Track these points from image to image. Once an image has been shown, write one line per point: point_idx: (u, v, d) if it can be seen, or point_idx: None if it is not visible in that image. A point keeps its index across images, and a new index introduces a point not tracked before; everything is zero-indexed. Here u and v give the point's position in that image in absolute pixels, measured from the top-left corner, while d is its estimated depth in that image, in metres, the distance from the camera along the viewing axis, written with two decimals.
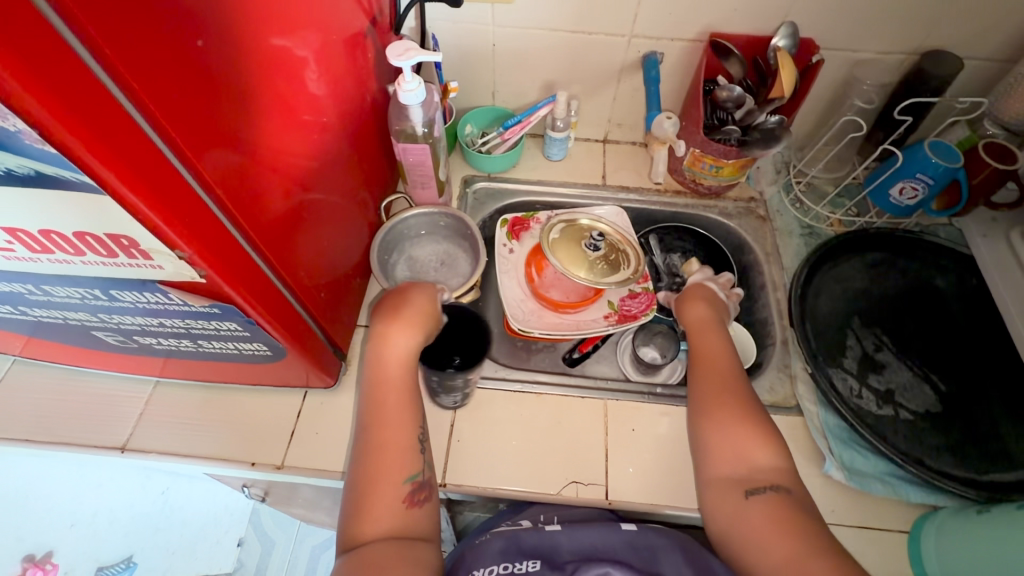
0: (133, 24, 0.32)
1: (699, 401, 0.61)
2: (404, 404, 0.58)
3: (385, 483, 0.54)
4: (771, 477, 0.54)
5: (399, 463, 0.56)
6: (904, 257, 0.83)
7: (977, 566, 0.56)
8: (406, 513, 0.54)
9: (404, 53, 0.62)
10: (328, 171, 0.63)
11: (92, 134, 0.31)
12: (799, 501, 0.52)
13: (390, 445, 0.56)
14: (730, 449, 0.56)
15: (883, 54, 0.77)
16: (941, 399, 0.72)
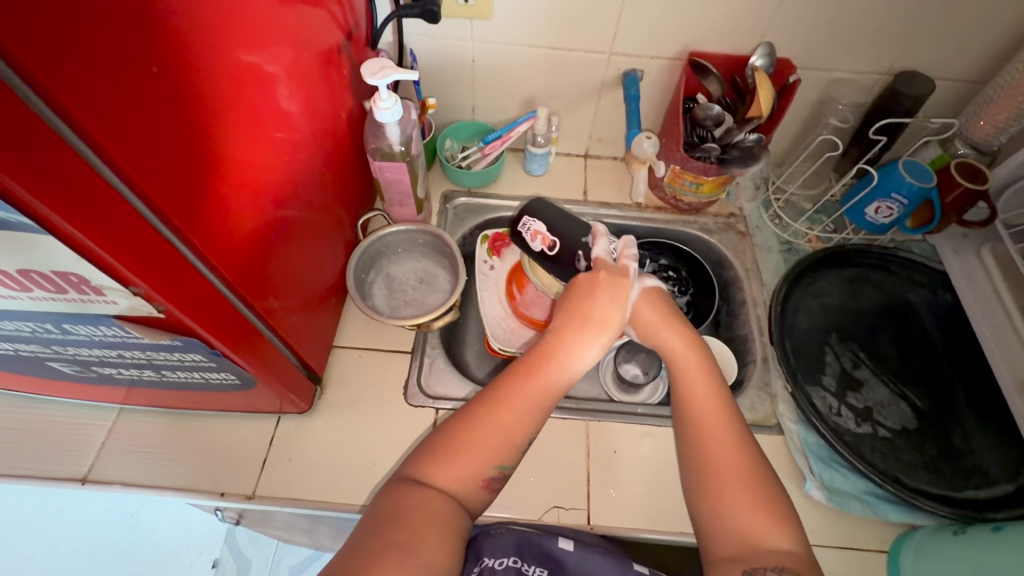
0: (83, 56, 0.30)
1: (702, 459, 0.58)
2: (544, 397, 0.61)
3: (483, 455, 0.57)
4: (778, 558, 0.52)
5: (502, 452, 0.57)
6: (880, 273, 0.84)
7: None
8: (475, 490, 0.56)
9: (379, 71, 0.61)
10: (301, 191, 0.61)
11: (36, 174, 0.30)
12: None
13: (506, 428, 0.58)
14: (743, 520, 0.54)
15: (858, 74, 0.78)
16: (917, 415, 0.73)
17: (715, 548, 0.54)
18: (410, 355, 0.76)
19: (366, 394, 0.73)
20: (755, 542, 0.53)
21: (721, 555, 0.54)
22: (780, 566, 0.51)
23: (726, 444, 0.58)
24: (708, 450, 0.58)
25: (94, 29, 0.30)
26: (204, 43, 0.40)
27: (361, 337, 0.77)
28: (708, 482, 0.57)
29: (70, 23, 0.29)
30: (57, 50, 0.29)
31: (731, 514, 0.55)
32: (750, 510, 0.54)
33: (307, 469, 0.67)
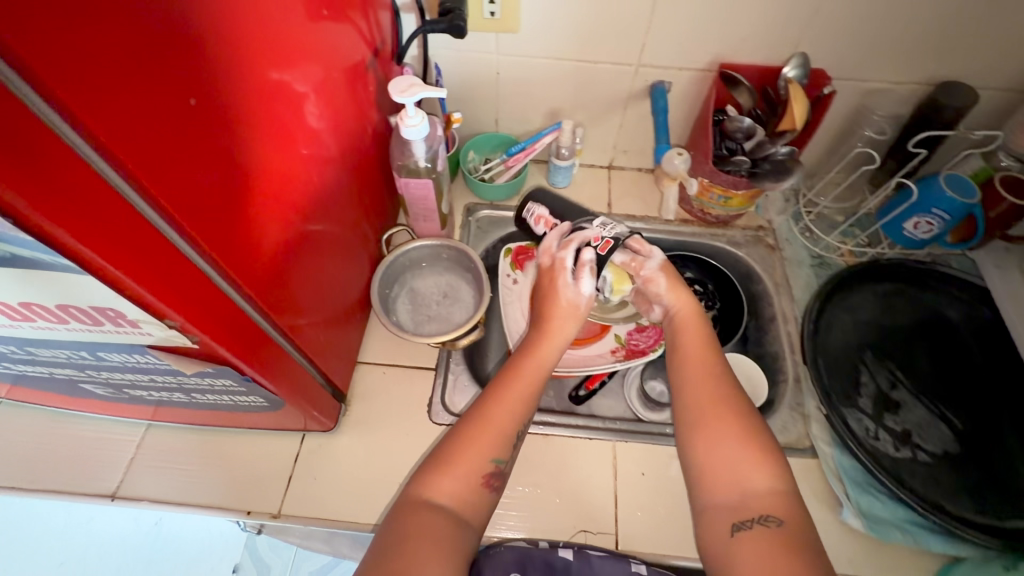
0: (126, 95, 0.30)
1: (687, 416, 0.59)
2: (533, 385, 0.62)
3: (476, 446, 0.57)
4: (761, 507, 0.52)
5: (496, 443, 0.58)
6: (918, 288, 0.80)
7: None
8: (475, 489, 0.56)
9: (407, 89, 0.60)
10: (326, 209, 0.60)
11: (75, 214, 0.29)
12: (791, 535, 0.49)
13: (497, 421, 0.59)
14: (726, 472, 0.54)
15: (896, 84, 0.75)
16: (958, 438, 0.70)
17: (708, 497, 0.54)
18: (434, 372, 0.75)
19: (390, 411, 0.72)
20: (745, 488, 0.53)
21: (714, 502, 0.54)
22: (768, 515, 0.51)
23: (713, 393, 0.59)
24: (696, 398, 0.59)
25: (131, 63, 0.30)
26: (232, 68, 0.40)
27: (385, 354, 0.76)
28: (698, 428, 0.57)
29: (107, 58, 0.28)
30: (97, 86, 0.28)
31: (720, 460, 0.55)
32: (739, 455, 0.54)
33: (331, 488, 0.66)
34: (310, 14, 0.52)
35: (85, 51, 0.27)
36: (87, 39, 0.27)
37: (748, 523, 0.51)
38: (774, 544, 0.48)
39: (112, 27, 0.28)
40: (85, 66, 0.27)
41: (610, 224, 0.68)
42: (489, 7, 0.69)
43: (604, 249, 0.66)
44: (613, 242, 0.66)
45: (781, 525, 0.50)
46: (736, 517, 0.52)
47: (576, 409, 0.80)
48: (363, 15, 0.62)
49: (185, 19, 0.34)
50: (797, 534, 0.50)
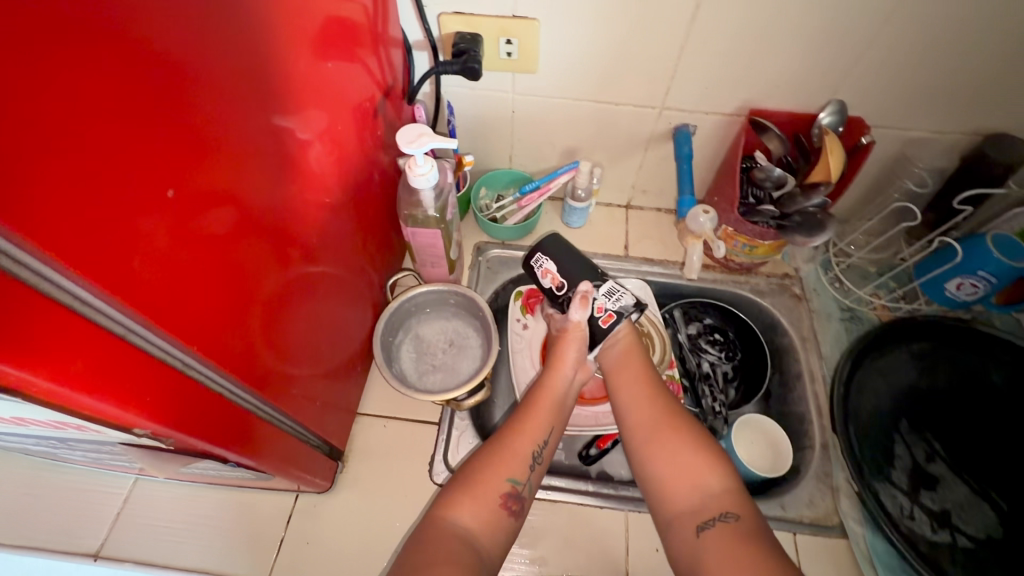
0: (69, 193, 0.26)
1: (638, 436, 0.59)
2: (549, 409, 0.62)
3: (494, 465, 0.56)
4: (719, 506, 0.52)
5: (512, 462, 0.57)
6: (958, 350, 0.74)
7: None
8: (494, 511, 0.54)
9: (415, 139, 0.58)
10: (325, 266, 0.57)
11: (15, 341, 0.25)
12: (751, 524, 0.50)
13: (514, 445, 0.58)
14: (680, 478, 0.55)
15: (939, 134, 0.70)
16: (1003, 522, 0.65)
17: (669, 509, 0.54)
18: (437, 427, 0.72)
19: (389, 468, 0.69)
20: (701, 491, 0.53)
21: (677, 513, 0.53)
22: (725, 512, 0.51)
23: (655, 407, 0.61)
24: (643, 416, 0.60)
25: (87, 164, 0.26)
26: (215, 143, 0.36)
27: (388, 405, 0.73)
28: (650, 441, 0.58)
29: (54, 159, 0.25)
30: (41, 194, 0.24)
31: (673, 468, 0.55)
32: (692, 461, 0.55)
33: (324, 552, 0.63)
34: (314, 64, 0.48)
35: (24, 157, 0.23)
36: (26, 143, 0.23)
37: (710, 525, 0.51)
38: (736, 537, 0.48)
39: (59, 127, 0.25)
40: (25, 174, 0.23)
41: (617, 294, 0.65)
42: (506, 48, 0.66)
43: (606, 323, 0.64)
44: (616, 317, 0.64)
45: (739, 520, 0.50)
46: (698, 519, 0.52)
47: (586, 468, 0.75)
48: (374, 53, 0.59)
49: (156, 104, 0.31)
50: (757, 525, 0.50)
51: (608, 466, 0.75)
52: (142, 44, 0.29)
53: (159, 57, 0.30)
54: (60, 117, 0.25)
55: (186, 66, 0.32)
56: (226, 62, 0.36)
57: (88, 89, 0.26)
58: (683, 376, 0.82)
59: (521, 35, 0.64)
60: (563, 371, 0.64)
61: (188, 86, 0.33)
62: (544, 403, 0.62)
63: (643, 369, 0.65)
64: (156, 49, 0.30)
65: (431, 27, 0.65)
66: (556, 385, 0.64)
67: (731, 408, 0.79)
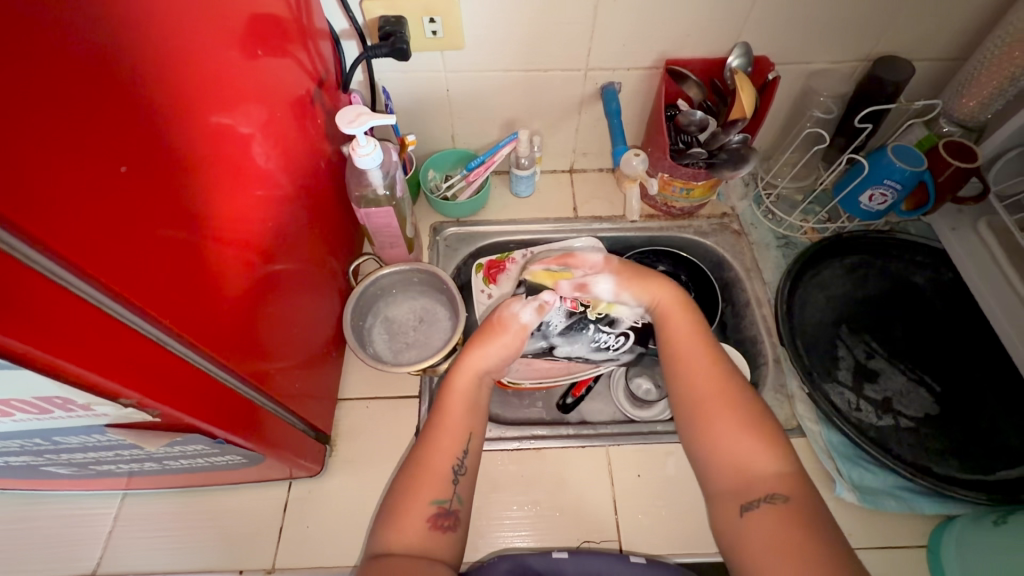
0: (35, 171, 0.28)
1: (695, 402, 0.59)
2: (458, 417, 0.62)
3: (414, 492, 0.57)
4: (768, 487, 0.53)
5: (432, 483, 0.57)
6: (881, 259, 0.83)
7: None
8: (427, 536, 0.55)
9: (356, 119, 0.60)
10: (287, 252, 0.59)
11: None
12: (799, 508, 0.51)
13: (432, 462, 0.59)
14: (733, 458, 0.56)
15: (836, 64, 0.78)
16: (938, 401, 0.72)
17: (715, 483, 0.56)
18: (418, 400, 0.74)
19: (377, 445, 0.71)
20: (750, 471, 0.54)
21: (721, 488, 0.55)
22: (773, 494, 0.52)
23: (717, 374, 0.60)
24: (695, 385, 0.60)
25: (48, 143, 0.29)
26: (160, 129, 0.38)
27: (367, 387, 0.75)
28: (704, 410, 0.59)
29: (22, 139, 0.27)
30: (7, 172, 0.26)
31: (723, 443, 0.56)
32: (746, 439, 0.56)
33: (325, 533, 0.65)
34: (244, 55, 0.49)
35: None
36: None
37: (758, 497, 0.52)
38: (786, 521, 0.50)
39: (21, 106, 0.27)
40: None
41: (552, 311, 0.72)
42: (431, 27, 0.68)
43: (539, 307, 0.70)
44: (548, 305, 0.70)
45: (788, 501, 0.51)
46: (742, 499, 0.53)
47: (567, 417, 0.80)
48: (304, 46, 0.60)
49: (91, 87, 0.32)
50: (805, 508, 0.51)
51: (586, 413, 0.80)
52: (80, 36, 0.31)
53: (87, 43, 0.32)
54: (17, 101, 0.27)
55: (121, 55, 0.35)
56: (150, 53, 0.37)
57: (40, 76, 0.28)
58: None
59: (445, 12, 0.67)
60: (468, 374, 0.64)
61: (118, 71, 0.34)
62: (455, 408, 0.62)
63: (705, 334, 0.65)
64: (91, 40, 0.32)
65: (355, 14, 0.67)
66: (477, 363, 0.65)
67: None
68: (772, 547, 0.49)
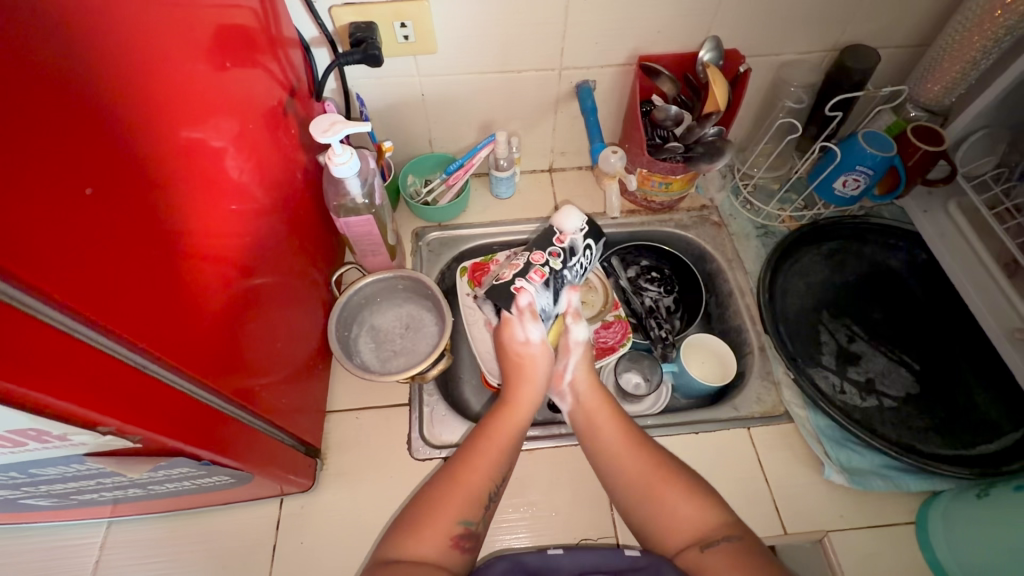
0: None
1: (626, 470, 0.61)
2: (507, 441, 0.62)
3: (444, 507, 0.56)
4: (720, 530, 0.55)
5: (463, 504, 0.57)
6: (857, 244, 0.85)
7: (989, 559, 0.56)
8: (443, 549, 0.54)
9: (330, 128, 0.59)
10: (268, 267, 0.58)
11: None
12: (749, 541, 0.54)
13: (466, 481, 0.58)
14: (675, 513, 0.57)
15: (805, 54, 0.79)
16: (918, 380, 0.74)
17: (671, 543, 0.57)
18: (409, 408, 0.73)
19: (369, 456, 0.70)
20: (697, 527, 0.56)
21: (677, 544, 0.56)
22: (726, 533, 0.54)
23: (629, 435, 0.64)
24: (622, 455, 0.62)
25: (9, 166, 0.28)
26: (127, 147, 0.37)
27: (356, 397, 0.74)
28: (636, 477, 0.60)
29: None
30: None
31: (663, 500, 0.58)
32: (681, 493, 0.58)
33: (320, 549, 0.64)
34: (213, 67, 0.48)
35: None
36: None
37: (712, 542, 0.54)
38: (741, 556, 0.52)
39: None
40: None
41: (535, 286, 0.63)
42: (402, 31, 0.68)
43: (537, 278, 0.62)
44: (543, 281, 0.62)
45: (739, 538, 0.54)
46: (701, 541, 0.55)
47: (559, 416, 0.80)
48: (274, 56, 0.59)
49: (50, 108, 0.31)
50: (753, 542, 0.54)
51: None
52: (35, 55, 0.30)
53: (42, 61, 0.31)
54: None
55: (82, 73, 0.34)
56: (112, 69, 0.36)
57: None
58: (630, 316, 0.86)
59: (416, 17, 0.67)
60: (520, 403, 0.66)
61: (78, 89, 0.33)
62: (503, 433, 0.63)
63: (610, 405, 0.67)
64: (48, 58, 0.31)
65: (324, 22, 0.67)
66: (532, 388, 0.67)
67: (677, 335, 0.86)
68: None
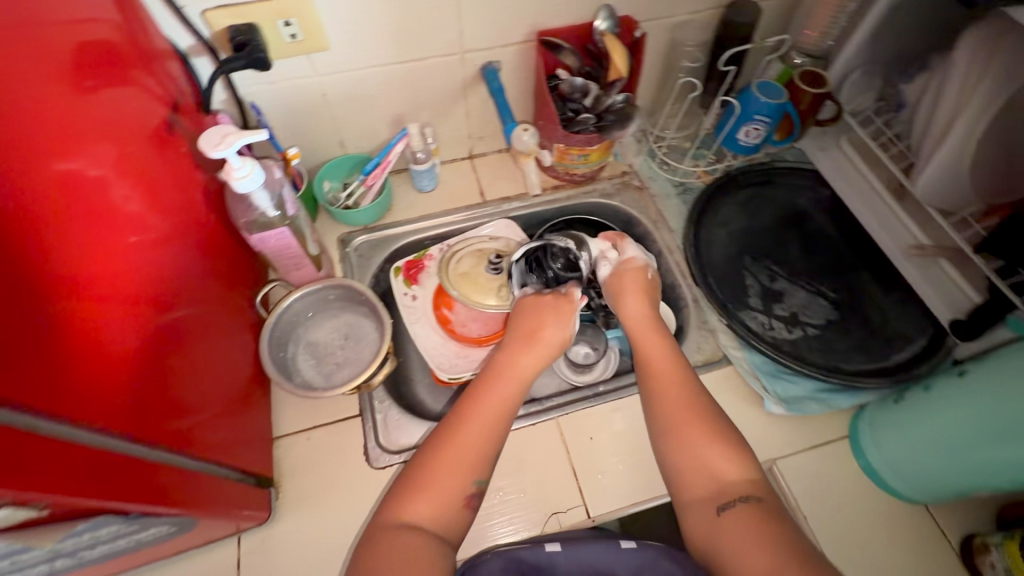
0: None
1: (664, 413, 0.58)
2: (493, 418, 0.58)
3: (438, 476, 0.54)
4: (742, 490, 0.53)
5: (459, 477, 0.55)
6: (767, 189, 0.90)
7: (930, 456, 0.60)
8: (444, 515, 0.53)
9: (221, 140, 0.55)
10: (182, 306, 0.54)
11: None
12: (771, 509, 0.51)
13: (457, 451, 0.55)
14: (705, 465, 0.55)
15: (696, 13, 0.81)
16: (835, 306, 0.80)
17: (688, 493, 0.55)
18: (361, 418, 0.71)
19: (326, 475, 0.68)
20: (721, 478, 0.54)
21: (693, 497, 0.54)
22: (747, 495, 0.52)
23: (674, 377, 0.61)
24: (662, 399, 0.59)
25: None
26: None
27: (303, 418, 0.71)
28: (671, 425, 0.57)
29: None
30: None
31: (695, 451, 0.56)
32: (715, 449, 0.55)
33: None
34: (74, 89, 0.44)
35: None
36: None
37: (731, 504, 0.52)
38: (755, 521, 0.50)
39: None
40: None
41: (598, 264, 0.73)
42: (288, 30, 0.64)
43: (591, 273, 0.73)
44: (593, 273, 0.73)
45: (760, 502, 0.52)
46: (718, 501, 0.53)
47: None
48: (149, 71, 0.54)
49: None
50: (775, 513, 0.51)
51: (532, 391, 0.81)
52: None
53: None
54: None
55: None
56: None
57: None
58: None
59: (299, 14, 0.63)
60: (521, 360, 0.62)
61: None
62: (495, 399, 0.59)
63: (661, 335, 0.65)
64: None
65: (199, 28, 0.62)
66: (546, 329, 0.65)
67: None
68: (749, 548, 0.48)
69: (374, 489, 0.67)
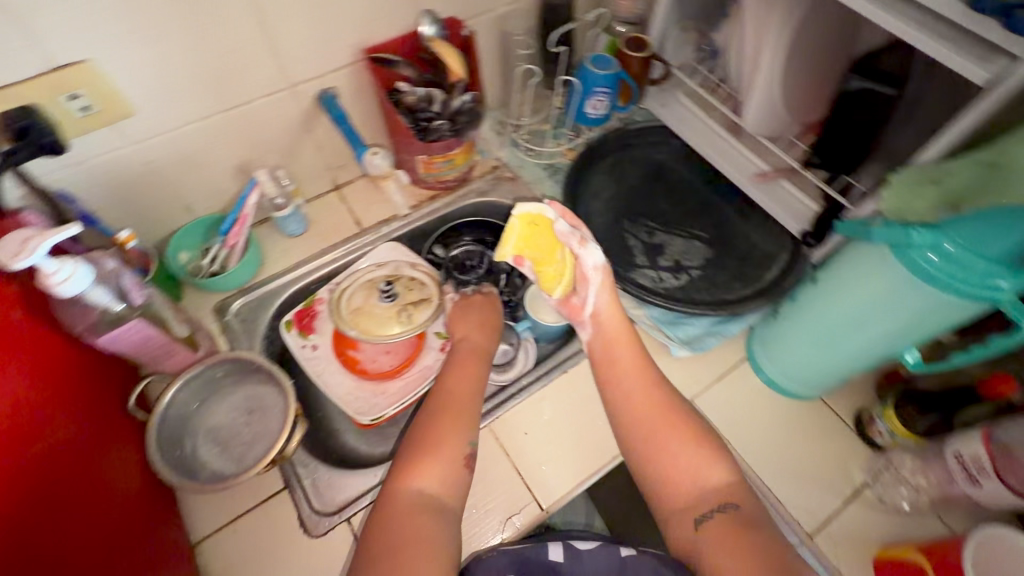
0: None
1: (639, 416, 0.61)
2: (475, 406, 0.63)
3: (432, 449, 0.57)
4: (721, 496, 0.54)
5: (450, 455, 0.57)
6: (626, 152, 0.95)
7: (813, 353, 0.68)
8: (450, 476, 0.56)
9: (23, 248, 0.48)
10: (27, 446, 0.44)
11: None
12: (747, 515, 0.52)
13: (445, 428, 0.59)
14: (687, 470, 0.57)
15: (515, 3, 0.84)
16: (709, 244, 0.87)
17: (666, 505, 0.56)
18: (288, 490, 0.67)
19: (265, 561, 0.63)
20: (701, 484, 0.56)
21: (674, 507, 0.56)
22: (726, 503, 0.53)
23: (649, 376, 0.64)
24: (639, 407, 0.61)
25: None
26: None
27: (223, 511, 0.65)
28: (648, 429, 0.60)
29: None
30: None
31: (673, 460, 0.57)
32: (697, 458, 0.57)
33: None
34: None
35: None
36: None
37: (709, 515, 0.53)
38: (733, 528, 0.51)
39: None
40: None
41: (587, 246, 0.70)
42: (77, 103, 0.57)
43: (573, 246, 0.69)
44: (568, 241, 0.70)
45: (736, 510, 0.53)
46: (697, 512, 0.54)
47: None
48: None
49: None
50: (755, 517, 0.52)
51: None
52: None
53: None
54: None
55: None
56: None
57: None
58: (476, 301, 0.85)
59: (85, 83, 0.56)
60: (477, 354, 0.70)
61: None
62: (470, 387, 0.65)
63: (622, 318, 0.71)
64: None
65: None
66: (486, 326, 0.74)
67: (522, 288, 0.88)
68: (728, 551, 0.49)
69: (322, 557, 0.63)
